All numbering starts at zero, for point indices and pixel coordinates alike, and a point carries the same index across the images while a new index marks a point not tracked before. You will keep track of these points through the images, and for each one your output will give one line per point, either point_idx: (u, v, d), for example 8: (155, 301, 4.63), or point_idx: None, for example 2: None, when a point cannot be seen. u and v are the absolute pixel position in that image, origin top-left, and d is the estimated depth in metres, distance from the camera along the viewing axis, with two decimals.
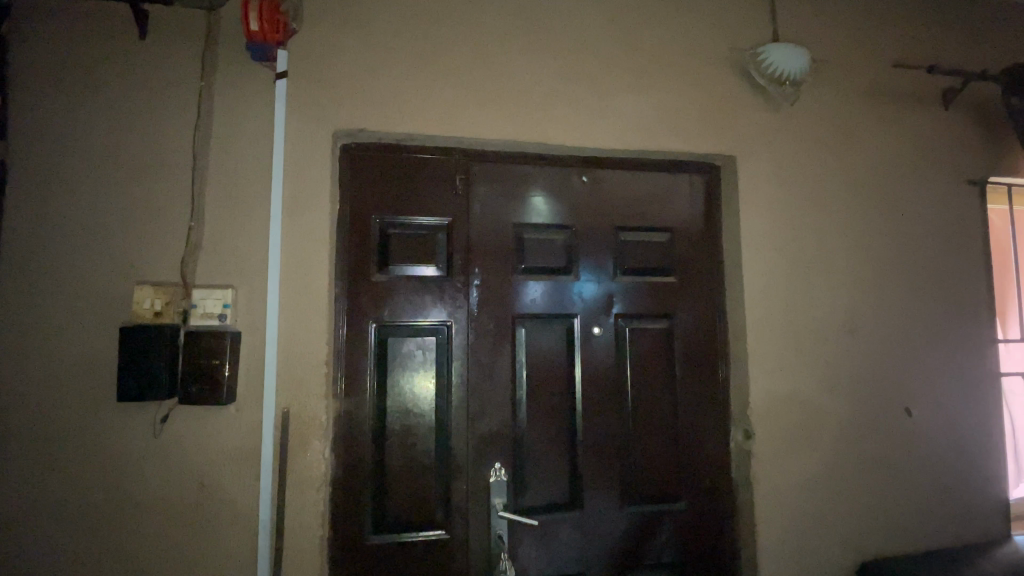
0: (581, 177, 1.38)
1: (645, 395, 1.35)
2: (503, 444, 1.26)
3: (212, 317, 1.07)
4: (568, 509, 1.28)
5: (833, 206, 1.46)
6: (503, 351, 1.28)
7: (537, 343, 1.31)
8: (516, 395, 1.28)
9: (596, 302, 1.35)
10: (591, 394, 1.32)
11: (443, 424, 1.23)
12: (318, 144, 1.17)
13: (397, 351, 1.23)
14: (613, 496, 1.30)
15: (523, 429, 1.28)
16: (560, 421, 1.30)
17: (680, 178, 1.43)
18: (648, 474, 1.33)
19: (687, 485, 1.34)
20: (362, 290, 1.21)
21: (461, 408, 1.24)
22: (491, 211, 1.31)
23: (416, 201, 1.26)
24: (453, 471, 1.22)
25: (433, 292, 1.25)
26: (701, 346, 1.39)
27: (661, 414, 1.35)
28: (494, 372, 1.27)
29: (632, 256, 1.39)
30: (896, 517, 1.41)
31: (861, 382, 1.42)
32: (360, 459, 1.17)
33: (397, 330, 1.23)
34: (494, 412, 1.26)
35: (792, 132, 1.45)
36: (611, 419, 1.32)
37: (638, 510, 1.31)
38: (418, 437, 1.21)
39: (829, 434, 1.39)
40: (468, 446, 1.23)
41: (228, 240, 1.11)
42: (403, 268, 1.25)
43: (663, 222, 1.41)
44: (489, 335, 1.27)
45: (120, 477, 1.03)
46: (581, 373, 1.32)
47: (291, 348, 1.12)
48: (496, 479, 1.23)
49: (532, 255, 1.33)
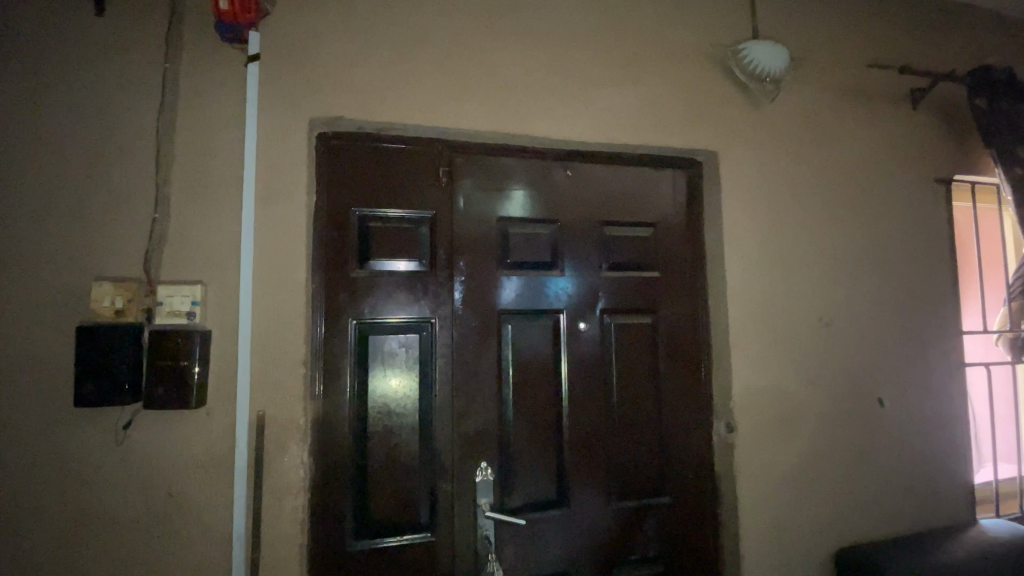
0: (565, 171, 1.35)
1: (631, 390, 1.35)
2: (490, 444, 1.23)
3: (180, 315, 1.00)
4: (554, 506, 1.26)
5: (810, 202, 1.48)
6: (488, 348, 1.25)
7: (523, 339, 1.28)
8: (501, 394, 1.26)
9: (581, 297, 1.33)
10: (577, 390, 1.30)
11: (427, 425, 1.19)
12: (292, 132, 1.12)
13: (379, 349, 1.18)
14: (599, 493, 1.29)
15: (509, 428, 1.26)
16: (545, 419, 1.28)
17: (665, 173, 1.42)
18: (633, 471, 1.33)
19: (672, 478, 1.35)
20: (340, 286, 1.15)
21: (445, 408, 1.20)
22: (474, 205, 1.27)
23: (397, 194, 1.22)
24: (437, 473, 1.18)
25: (416, 288, 1.21)
26: (687, 340, 1.39)
27: (646, 408, 1.35)
28: (479, 370, 1.24)
29: (617, 251, 1.38)
30: (870, 504, 1.45)
31: (837, 374, 1.46)
32: (340, 463, 1.12)
33: (377, 327, 1.18)
34: (480, 410, 1.23)
35: (771, 129, 1.46)
36: (595, 416, 1.31)
37: (624, 506, 1.31)
38: (402, 438, 1.17)
39: (807, 426, 1.42)
40: (453, 445, 1.20)
41: (195, 234, 1.04)
42: (383, 264, 1.20)
43: (647, 217, 1.40)
44: (473, 332, 1.24)
45: (78, 490, 0.95)
46: (567, 370, 1.30)
47: (265, 348, 1.06)
48: (483, 478, 1.20)
49: (517, 250, 1.30)
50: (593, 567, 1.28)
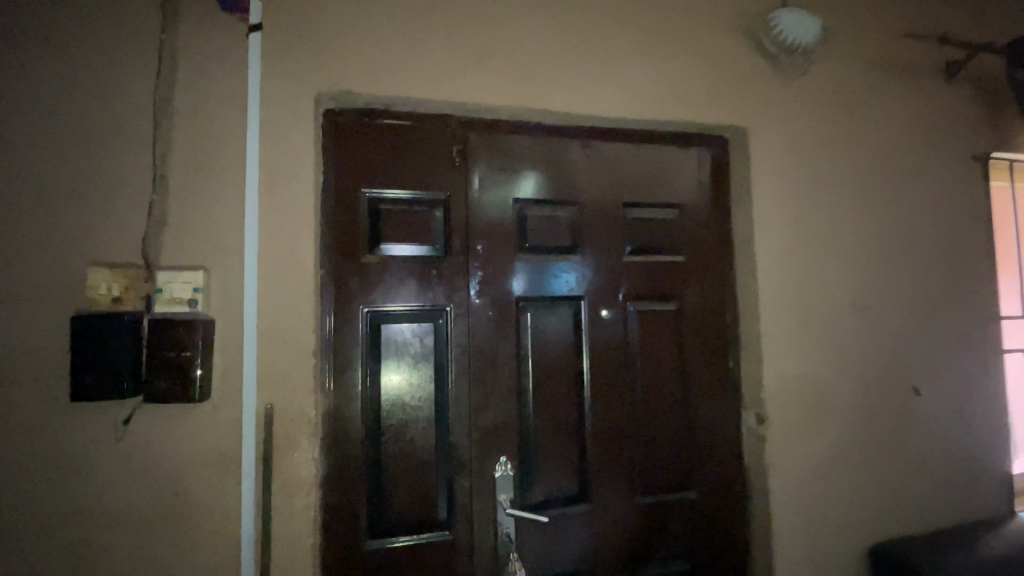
0: (584, 149, 1.28)
1: (656, 380, 1.28)
2: (510, 438, 1.17)
3: (182, 303, 0.94)
4: (577, 503, 1.20)
5: (842, 181, 1.41)
6: (506, 336, 1.18)
7: (542, 327, 1.22)
8: (521, 385, 1.19)
9: (603, 282, 1.26)
10: (600, 380, 1.24)
11: (444, 418, 1.13)
12: (298, 107, 1.05)
13: (392, 339, 1.12)
14: (622, 488, 1.23)
15: (530, 421, 1.19)
16: (567, 412, 1.22)
17: (690, 152, 1.35)
18: (658, 465, 1.27)
19: (699, 471, 1.29)
20: (350, 272, 1.09)
21: (462, 400, 1.14)
22: (490, 186, 1.20)
23: (409, 174, 1.15)
24: (455, 468, 1.12)
25: (430, 274, 1.14)
26: (712, 328, 1.32)
27: (672, 398, 1.29)
28: (497, 360, 1.17)
29: (641, 234, 1.30)
30: (904, 497, 1.39)
31: (870, 362, 1.39)
32: (354, 459, 1.07)
33: (390, 316, 1.12)
34: (498, 402, 1.16)
35: (802, 104, 1.38)
36: (619, 408, 1.25)
37: (650, 500, 1.25)
38: (417, 432, 1.11)
39: (840, 416, 1.35)
40: (471, 439, 1.14)
41: (196, 215, 0.97)
42: (396, 249, 1.14)
43: (671, 197, 1.32)
44: (491, 320, 1.18)
45: (78, 488, 0.90)
46: (589, 359, 1.24)
47: (273, 338, 1.00)
48: (502, 474, 1.14)
49: (535, 234, 1.23)
50: (617, 565, 1.22)
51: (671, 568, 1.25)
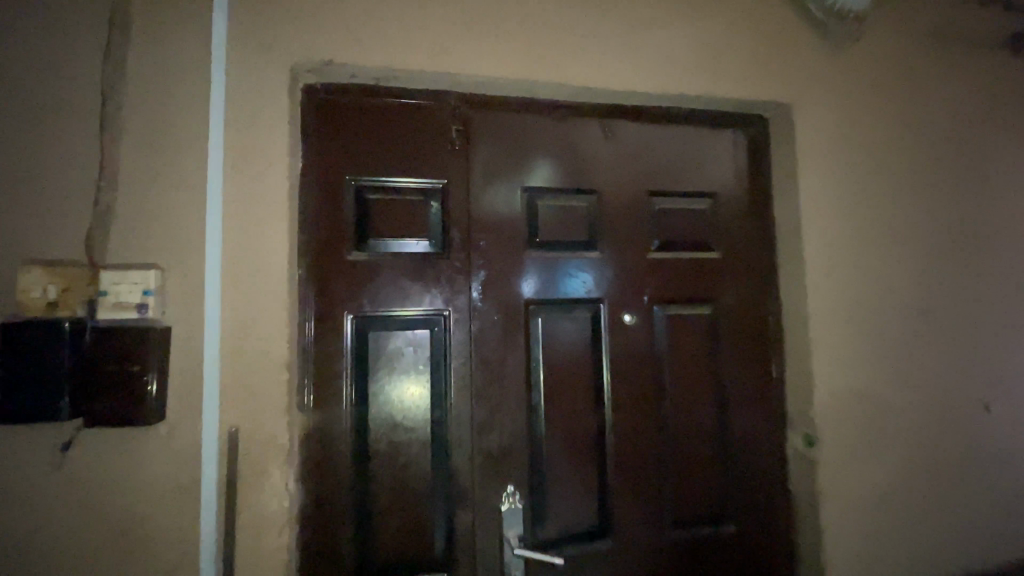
0: (602, 131, 1.12)
1: (687, 395, 1.11)
2: (518, 463, 1.00)
3: (129, 308, 0.79)
4: (596, 537, 1.04)
5: (900, 166, 1.23)
6: (515, 346, 1.02)
7: (557, 335, 1.05)
8: (531, 401, 1.03)
9: (625, 283, 1.09)
10: (623, 396, 1.07)
11: (442, 440, 0.97)
12: (271, 80, 0.90)
13: (381, 349, 0.97)
14: (649, 521, 1.07)
15: (541, 443, 1.03)
16: (585, 432, 1.05)
17: (723, 133, 1.18)
18: (690, 493, 1.10)
19: (736, 500, 1.12)
20: (334, 272, 0.95)
21: (463, 419, 0.98)
22: (495, 172, 1.04)
23: (402, 159, 1.00)
24: (455, 499, 0.96)
25: (426, 274, 0.99)
26: (751, 335, 1.15)
27: (705, 416, 1.12)
28: (504, 373, 1.01)
29: (669, 227, 1.14)
30: (976, 531, 1.20)
31: (935, 374, 1.20)
32: (338, 489, 0.92)
33: (379, 322, 0.97)
34: (505, 422, 1.00)
35: (853, 78, 1.21)
36: (644, 428, 1.08)
37: (680, 535, 1.08)
38: (410, 457, 0.95)
39: (900, 436, 1.17)
40: (473, 466, 0.98)
41: (151, 204, 0.83)
42: (387, 245, 0.98)
43: (703, 185, 1.16)
44: (497, 327, 1.02)
45: (6, 527, 0.76)
46: (610, 372, 1.07)
47: (239, 349, 0.85)
48: (509, 506, 0.98)
49: (547, 227, 1.07)
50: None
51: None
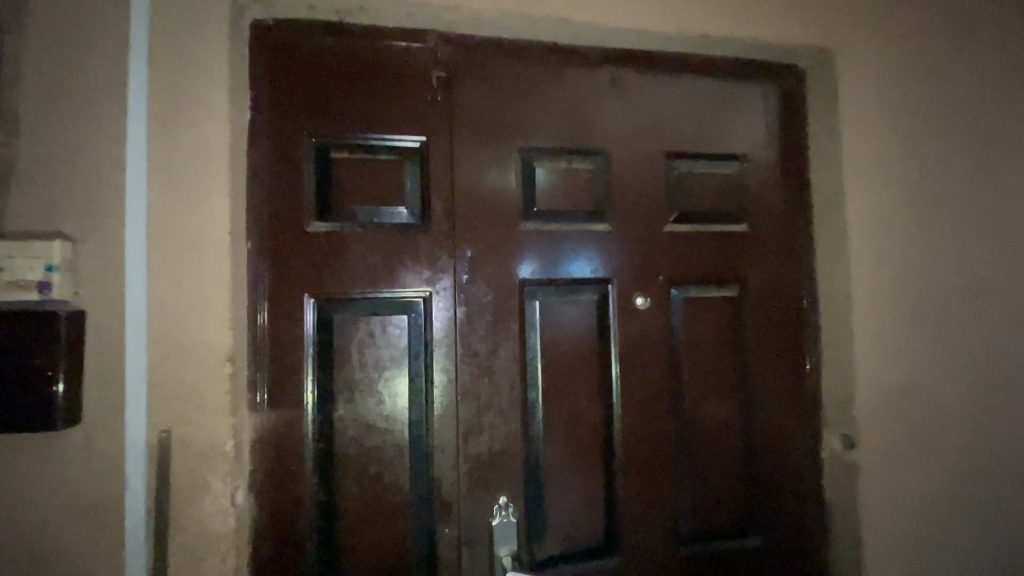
0: (612, 81, 0.95)
1: (708, 391, 0.96)
2: (512, 472, 0.85)
3: (24, 286, 0.61)
4: (601, 555, 0.90)
5: (969, 122, 1.03)
6: (508, 334, 0.87)
7: (557, 321, 0.90)
8: (527, 399, 0.87)
9: (637, 260, 0.94)
10: (634, 392, 0.92)
11: (421, 445, 0.82)
12: (207, 11, 0.74)
13: (348, 338, 0.81)
14: (663, 535, 0.92)
15: (538, 447, 0.88)
16: (590, 434, 0.90)
17: (752, 87, 1.01)
18: (710, 503, 0.95)
19: (764, 512, 0.97)
20: (291, 246, 0.79)
21: (446, 420, 0.83)
22: (484, 128, 0.88)
23: (372, 112, 0.84)
24: (436, 515, 0.82)
25: (402, 248, 0.83)
26: (781, 320, 0.99)
27: (729, 415, 0.97)
28: (495, 366, 0.86)
29: (688, 195, 0.98)
30: None
31: (1010, 370, 1.01)
32: (297, 504, 0.77)
33: (346, 306, 0.81)
34: (495, 424, 0.85)
35: (910, 20, 1.02)
36: (658, 428, 0.93)
37: (699, 551, 0.94)
38: (384, 466, 0.81)
39: (966, 442, 0.99)
40: (459, 475, 0.83)
41: (47, 154, 0.65)
42: (355, 213, 0.83)
43: (727, 147, 0.99)
44: (486, 311, 0.86)
45: None
46: (619, 364, 0.92)
47: (169, 339, 0.70)
48: (501, 521, 0.84)
49: (547, 194, 0.91)
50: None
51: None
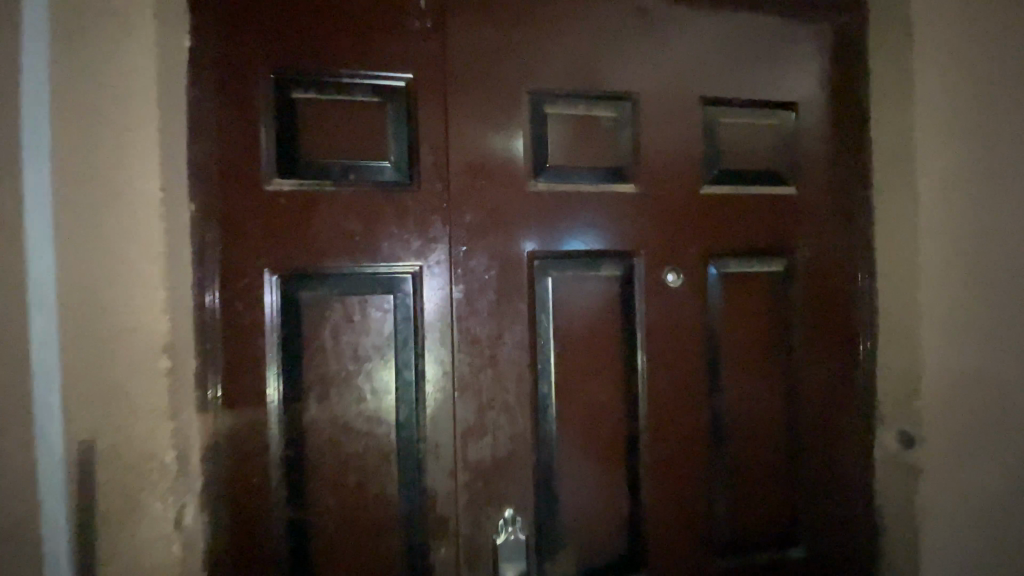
0: (639, 11, 0.78)
1: (748, 381, 0.82)
2: (520, 479, 0.72)
3: None
4: (623, 573, 0.77)
5: None
6: (515, 316, 0.72)
7: (574, 301, 0.75)
8: (538, 394, 0.73)
9: (668, 228, 0.79)
10: (664, 383, 0.78)
11: (412, 449, 0.68)
12: None
13: (321, 322, 0.66)
14: (696, 546, 0.80)
15: (551, 450, 0.74)
16: (612, 434, 0.76)
17: (805, 20, 0.85)
18: (748, 510, 0.82)
19: (809, 518, 0.84)
20: (249, 208, 0.64)
21: (442, 420, 0.69)
22: (486, 65, 0.72)
23: (348, 45, 0.68)
24: (431, 530, 0.69)
25: (387, 212, 0.68)
26: (831, 299, 0.85)
27: (772, 409, 0.83)
28: (500, 354, 0.72)
29: (728, 152, 0.82)
30: None
31: None
32: (262, 522, 0.63)
33: (318, 282, 0.66)
34: (501, 423, 0.71)
35: None
36: (690, 426, 0.79)
37: (736, 564, 0.81)
38: (367, 474, 0.67)
39: None
40: (457, 484, 0.70)
41: None
42: (327, 169, 0.67)
43: (774, 94, 0.84)
44: (489, 289, 0.71)
45: None
46: (647, 351, 0.77)
47: (91, 322, 0.55)
48: (507, 538, 0.71)
49: (562, 148, 0.75)
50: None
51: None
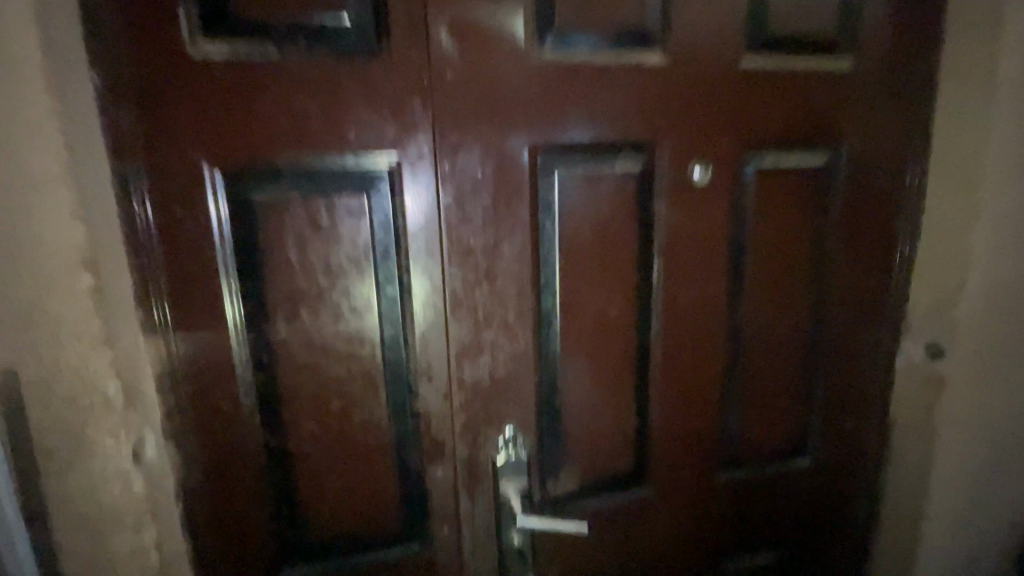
0: None
1: (772, 292, 0.74)
2: (521, 401, 0.66)
3: None
4: (627, 491, 0.73)
5: None
6: (515, 221, 0.61)
7: (585, 202, 0.63)
8: (541, 309, 0.65)
9: (699, 113, 0.65)
10: (682, 295, 0.69)
11: (400, 373, 0.61)
12: None
13: (282, 229, 0.55)
14: (703, 462, 0.76)
15: (555, 369, 0.67)
16: (621, 353, 0.69)
17: None
18: (759, 425, 0.78)
19: (817, 432, 0.80)
20: (174, 84, 0.50)
21: (432, 340, 0.61)
22: None
23: None
24: (425, 456, 0.63)
25: (354, 90, 0.54)
26: (874, 200, 0.75)
27: (794, 321, 0.76)
28: (498, 266, 0.61)
29: (780, 13, 0.66)
30: None
31: None
32: (237, 452, 0.57)
33: (273, 180, 0.54)
34: (499, 342, 0.63)
35: None
36: (707, 342, 0.72)
37: (743, 478, 0.78)
38: (351, 399, 0.60)
39: None
40: (453, 408, 0.63)
41: None
42: (271, 30, 0.51)
43: None
44: (484, 188, 0.59)
45: None
46: (665, 260, 0.67)
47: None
48: (508, 458, 0.66)
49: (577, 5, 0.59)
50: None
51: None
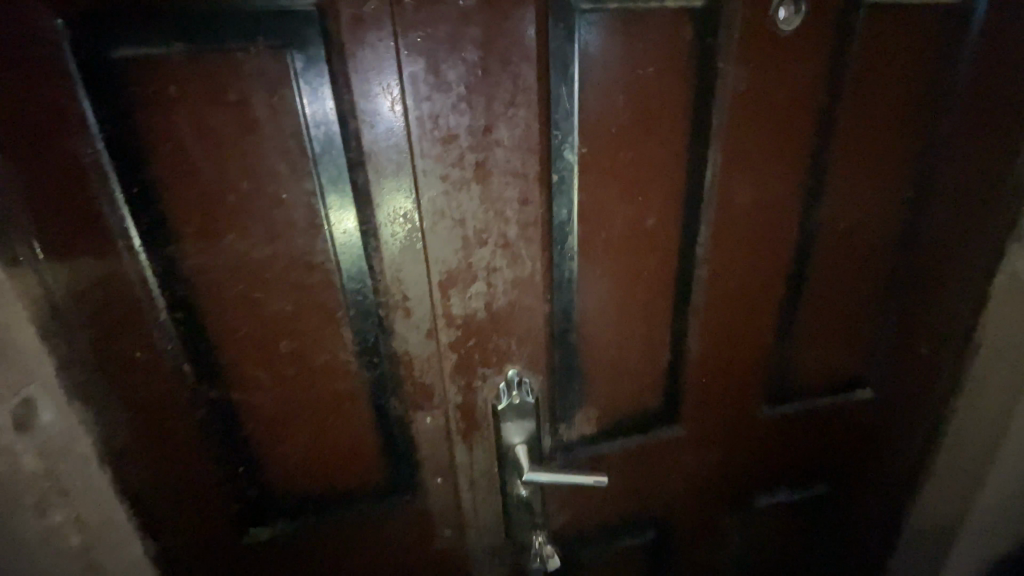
0: None
1: (858, 189, 0.56)
2: (528, 337, 0.52)
3: None
4: (654, 430, 0.62)
5: None
6: (519, 92, 0.42)
7: (618, 63, 0.44)
8: (552, 220, 0.48)
9: None
10: (742, 196, 0.52)
11: (368, 306, 0.46)
12: None
13: (172, 108, 0.37)
14: (746, 396, 0.64)
15: (570, 297, 0.52)
16: (656, 272, 0.54)
17: None
18: (811, 353, 0.65)
19: (891, 362, 0.66)
20: None
21: (406, 264, 0.45)
22: None
23: None
24: (411, 405, 0.51)
25: None
26: None
27: (879, 226, 0.59)
28: (493, 159, 0.43)
29: None
30: None
31: None
32: (169, 408, 0.45)
33: (144, 30, 0.35)
34: (497, 264, 0.48)
35: None
36: (766, 256, 0.56)
37: (789, 412, 0.67)
38: (307, 340, 0.47)
39: None
40: (440, 348, 0.49)
41: None
42: None
43: None
44: (470, 40, 0.39)
45: None
46: (724, 150, 0.49)
47: None
48: (514, 403, 0.53)
49: None
50: (704, 514, 0.71)
51: (791, 508, 0.75)
